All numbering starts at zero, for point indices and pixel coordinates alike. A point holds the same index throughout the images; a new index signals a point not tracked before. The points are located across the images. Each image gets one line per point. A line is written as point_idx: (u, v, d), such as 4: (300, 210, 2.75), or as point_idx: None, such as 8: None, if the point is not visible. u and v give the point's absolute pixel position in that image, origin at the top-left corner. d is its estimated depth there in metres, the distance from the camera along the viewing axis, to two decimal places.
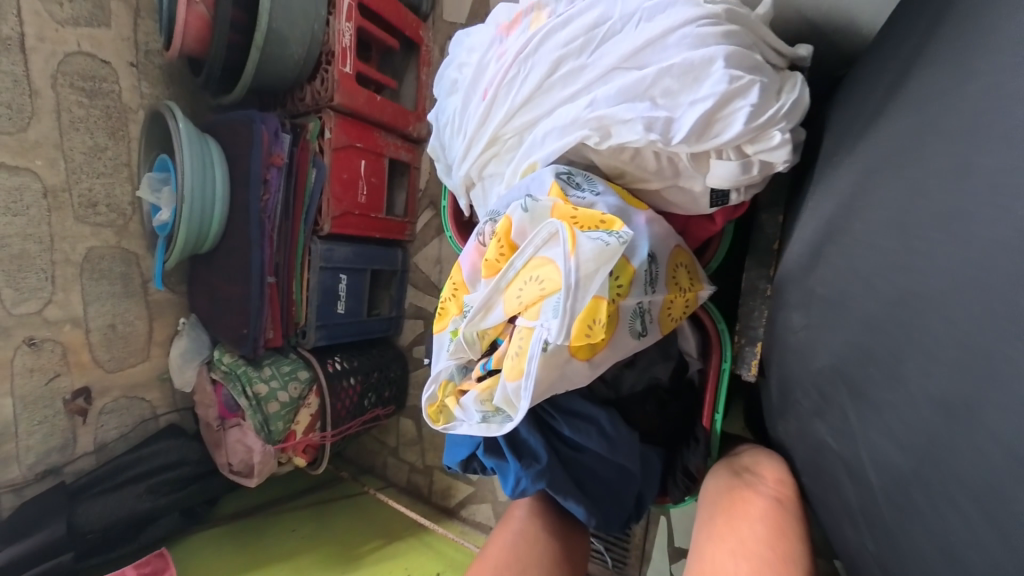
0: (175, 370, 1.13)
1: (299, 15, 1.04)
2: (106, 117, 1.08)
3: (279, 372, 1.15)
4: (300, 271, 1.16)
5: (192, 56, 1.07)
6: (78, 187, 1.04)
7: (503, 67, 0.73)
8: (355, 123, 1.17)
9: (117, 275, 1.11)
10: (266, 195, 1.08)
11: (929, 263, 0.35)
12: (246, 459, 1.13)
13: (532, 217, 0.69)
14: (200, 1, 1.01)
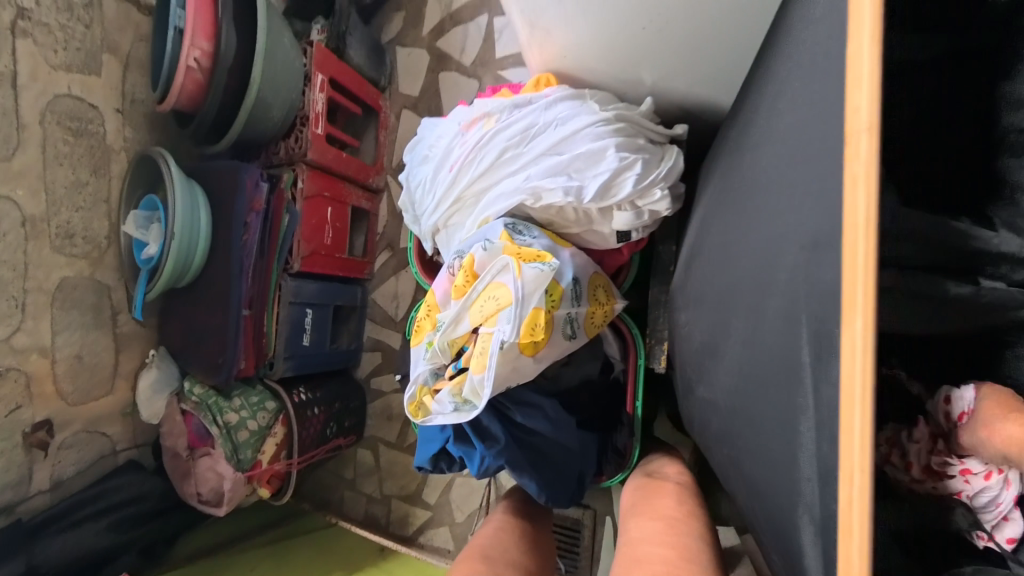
0: (144, 402, 1.13)
1: (283, 83, 1.14)
2: (91, 155, 1.11)
3: (249, 401, 1.18)
4: (271, 304, 1.18)
5: (183, 110, 1.14)
6: (57, 219, 1.06)
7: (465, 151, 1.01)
8: (325, 174, 1.24)
9: (89, 305, 1.11)
10: (246, 237, 1.14)
11: (762, 244, 0.60)
12: (216, 487, 1.15)
13: (490, 254, 0.93)
14: (199, 68, 1.09)
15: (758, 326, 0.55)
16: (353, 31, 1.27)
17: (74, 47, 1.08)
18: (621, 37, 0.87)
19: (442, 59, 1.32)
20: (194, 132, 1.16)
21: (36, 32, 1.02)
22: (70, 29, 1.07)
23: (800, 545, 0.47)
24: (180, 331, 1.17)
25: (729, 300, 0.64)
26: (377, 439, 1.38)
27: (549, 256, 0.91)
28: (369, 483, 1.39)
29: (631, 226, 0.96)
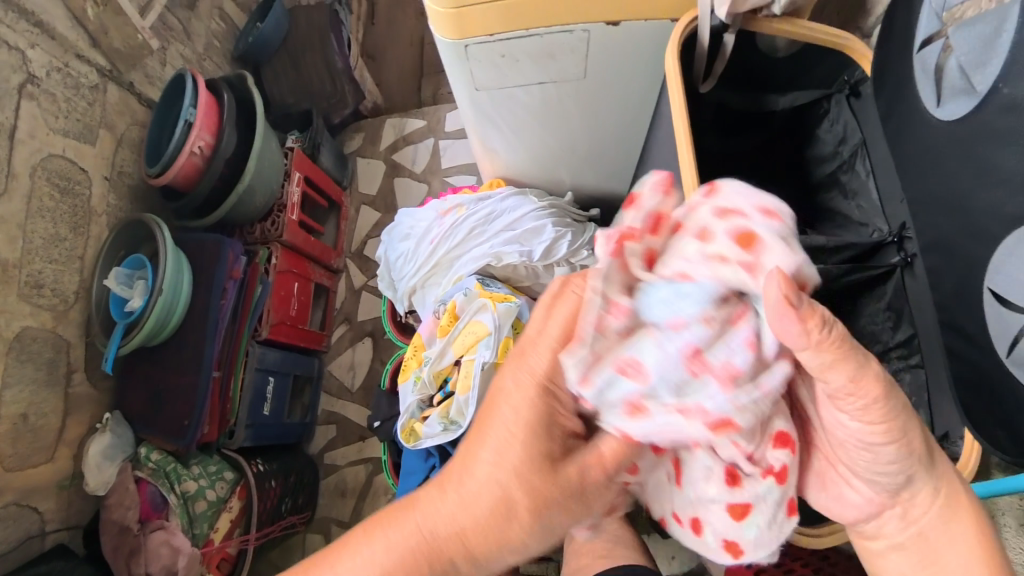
0: (93, 470, 1.02)
1: (272, 166, 1.18)
2: (73, 214, 1.10)
3: (208, 470, 1.10)
4: (239, 369, 1.14)
5: (172, 189, 1.15)
6: (28, 268, 1.02)
7: (441, 226, 1.03)
8: (296, 253, 1.25)
9: (44, 361, 1.02)
10: (223, 301, 1.12)
11: None
12: (168, 565, 0.98)
13: (469, 297, 0.93)
14: (199, 154, 1.12)
15: None
16: (325, 138, 1.27)
17: (74, 118, 1.10)
18: (574, 146, 1.03)
19: (396, 168, 1.31)
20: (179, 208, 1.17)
21: (40, 98, 1.04)
22: (73, 103, 1.10)
23: None
24: (142, 397, 1.09)
25: None
26: (329, 519, 1.24)
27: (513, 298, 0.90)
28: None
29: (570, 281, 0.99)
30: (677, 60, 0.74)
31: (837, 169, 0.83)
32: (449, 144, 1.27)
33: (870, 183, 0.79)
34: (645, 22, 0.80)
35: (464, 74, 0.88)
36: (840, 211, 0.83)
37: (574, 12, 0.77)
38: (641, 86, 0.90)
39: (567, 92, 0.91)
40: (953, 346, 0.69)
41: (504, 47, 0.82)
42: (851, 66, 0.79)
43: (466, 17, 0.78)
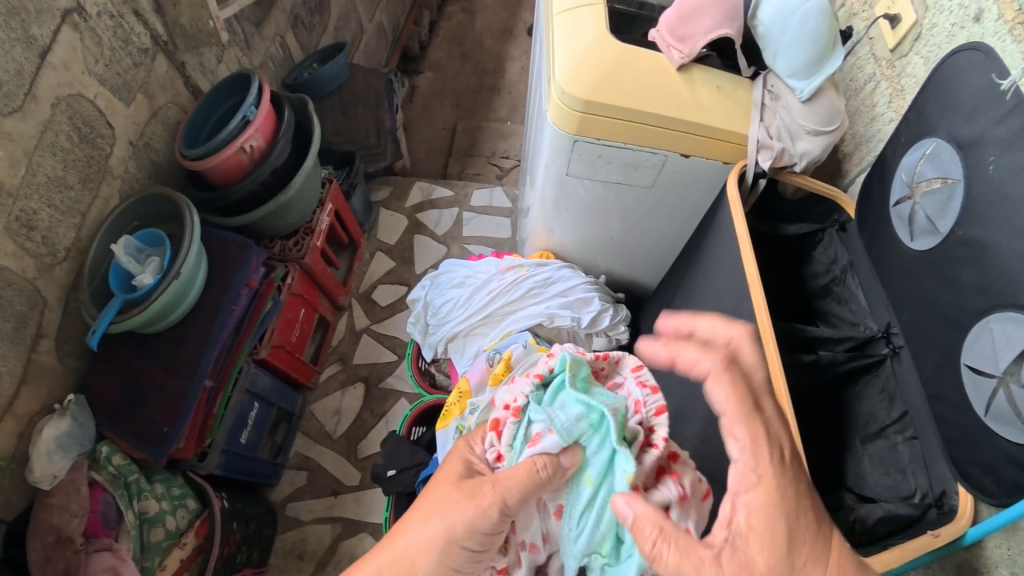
0: (41, 457, 0.90)
1: (305, 187, 1.22)
2: (85, 164, 1.08)
3: (172, 493, 0.99)
4: (228, 384, 1.08)
5: (205, 177, 1.15)
6: (21, 204, 0.97)
7: (504, 279, 1.04)
8: (309, 280, 1.28)
9: (15, 313, 0.97)
10: (234, 308, 1.09)
11: (701, 310, 1.01)
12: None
13: (527, 351, 0.96)
14: (245, 153, 1.14)
15: (739, 318, 0.88)
16: (359, 184, 1.39)
17: (115, 69, 1.11)
18: (614, 239, 1.19)
19: (417, 227, 1.49)
20: (208, 203, 1.17)
21: (85, 33, 1.04)
22: (117, 54, 1.11)
23: None
24: (114, 391, 1.00)
25: (701, 349, 0.98)
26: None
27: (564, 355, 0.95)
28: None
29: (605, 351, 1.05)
30: (739, 184, 0.94)
31: (829, 283, 1.04)
32: (471, 217, 1.49)
33: (859, 292, 0.99)
34: (707, 159, 1.00)
35: (561, 161, 1.02)
36: (831, 312, 1.03)
37: (663, 140, 0.96)
38: (687, 206, 1.09)
39: (627, 195, 1.08)
40: (939, 412, 0.80)
41: (606, 149, 0.98)
42: (837, 210, 1.07)
43: (591, 122, 0.93)
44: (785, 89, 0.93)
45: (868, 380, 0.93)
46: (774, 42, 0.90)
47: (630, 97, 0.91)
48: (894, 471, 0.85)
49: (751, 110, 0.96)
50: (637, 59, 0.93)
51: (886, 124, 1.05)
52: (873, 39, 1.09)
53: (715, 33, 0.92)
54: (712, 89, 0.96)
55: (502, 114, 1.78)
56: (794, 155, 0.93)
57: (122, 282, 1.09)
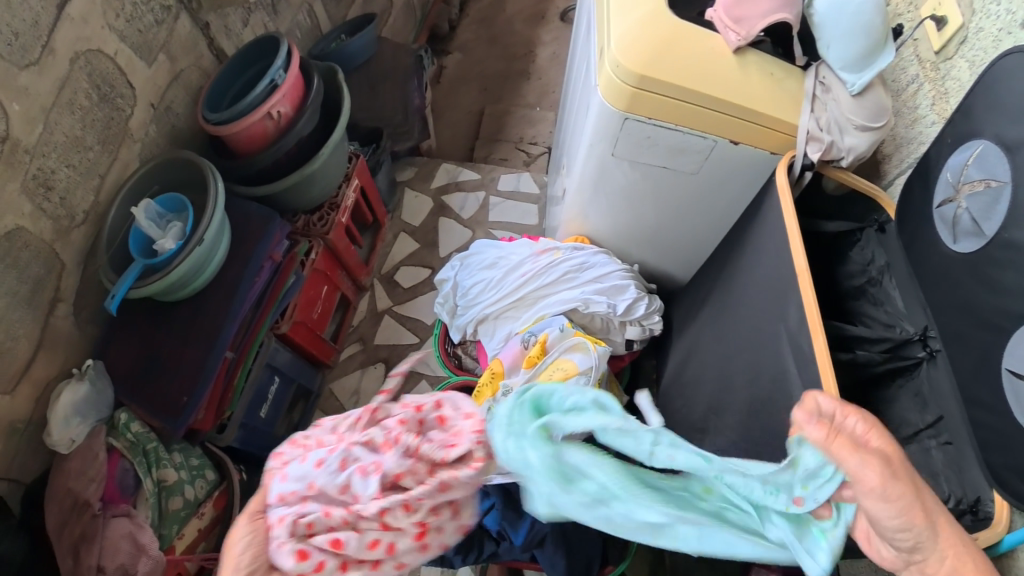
0: (59, 422, 0.90)
1: (332, 162, 1.19)
2: (105, 125, 1.05)
3: (188, 463, 1.01)
4: (248, 357, 1.06)
5: (231, 145, 1.13)
6: (38, 162, 0.95)
7: (537, 262, 1.03)
8: (332, 257, 1.25)
9: (31, 276, 0.95)
10: (256, 280, 1.07)
11: (737, 304, 1.00)
12: (125, 565, 0.86)
13: (562, 335, 0.95)
14: (273, 120, 1.12)
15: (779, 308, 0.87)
16: (385, 162, 1.37)
17: (135, 27, 1.07)
18: (650, 230, 1.17)
19: (442, 210, 1.46)
20: (235, 169, 1.15)
21: None
22: (139, 11, 1.08)
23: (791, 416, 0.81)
24: (133, 358, 0.99)
25: (737, 345, 0.96)
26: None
27: (601, 342, 0.94)
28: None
29: (638, 340, 1.03)
30: (788, 175, 0.92)
31: (864, 283, 1.02)
32: (497, 202, 1.46)
33: (896, 293, 0.97)
34: (753, 148, 0.98)
35: (606, 140, 1.00)
36: (866, 313, 1.00)
37: (710, 124, 0.94)
38: (727, 198, 1.07)
39: (668, 181, 1.06)
40: (978, 417, 0.76)
41: (653, 130, 0.97)
42: (878, 211, 1.03)
43: (640, 98, 0.92)
44: (837, 82, 0.92)
45: (901, 384, 0.90)
46: (827, 32, 0.90)
47: (678, 80, 0.90)
48: (927, 475, 0.83)
49: (802, 101, 0.95)
50: (690, 38, 0.92)
51: (927, 127, 1.03)
52: (917, 41, 1.07)
53: (771, 19, 0.91)
54: (763, 75, 0.94)
55: (531, 100, 1.70)
56: (841, 149, 0.92)
57: (142, 247, 1.07)
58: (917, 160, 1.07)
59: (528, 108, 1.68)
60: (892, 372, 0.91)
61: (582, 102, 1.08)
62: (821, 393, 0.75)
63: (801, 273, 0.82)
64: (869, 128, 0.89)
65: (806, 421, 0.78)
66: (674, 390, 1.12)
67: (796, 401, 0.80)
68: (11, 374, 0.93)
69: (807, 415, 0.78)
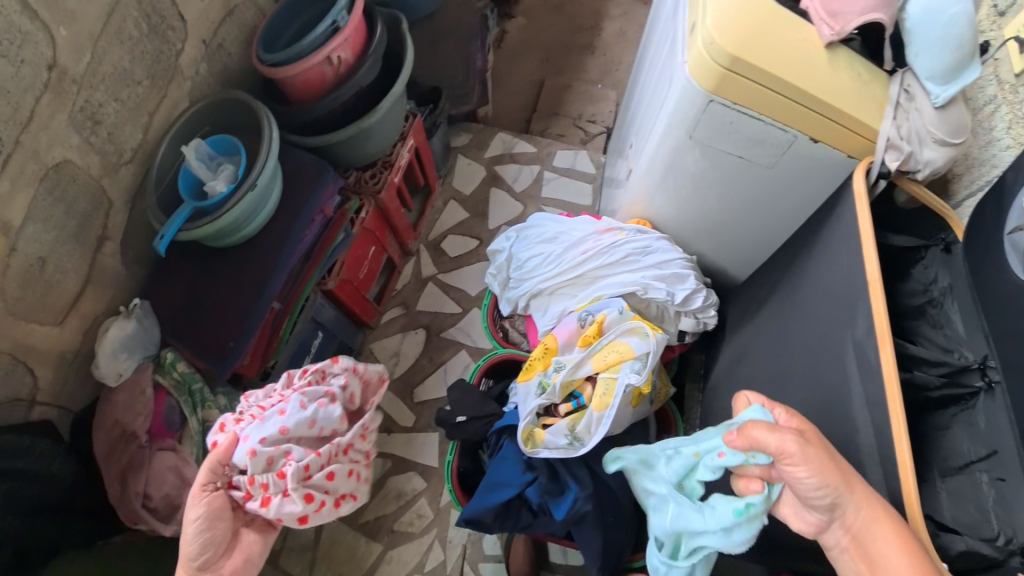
0: (107, 356, 0.95)
1: (388, 121, 1.15)
2: (155, 59, 1.04)
3: (231, 405, 1.08)
4: (295, 311, 1.08)
5: (288, 90, 1.09)
6: (85, 94, 0.94)
7: (599, 241, 1.01)
8: (381, 217, 1.23)
9: (79, 211, 0.97)
10: (307, 234, 1.06)
11: (794, 310, 0.98)
12: (170, 494, 0.98)
13: (618, 319, 0.94)
14: (331, 66, 1.06)
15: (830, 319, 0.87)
16: (441, 125, 1.33)
17: None
18: (713, 221, 1.12)
19: (495, 179, 1.44)
20: (286, 116, 1.11)
21: None
22: None
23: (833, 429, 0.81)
24: (179, 300, 1.01)
25: (792, 352, 0.95)
26: None
27: (661, 329, 0.92)
28: (296, 563, 1.17)
29: (690, 332, 1.01)
30: (868, 181, 0.87)
31: (924, 303, 0.97)
32: (552, 177, 1.43)
33: (956, 317, 0.92)
34: (831, 149, 0.93)
35: (684, 122, 0.96)
36: (922, 334, 0.96)
37: (795, 118, 0.90)
38: (798, 200, 1.02)
39: (741, 174, 1.01)
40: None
41: (737, 116, 0.92)
42: (945, 229, 0.98)
43: (728, 81, 0.88)
44: (921, 92, 0.86)
45: (955, 411, 0.86)
46: (919, 40, 0.84)
47: (775, 68, 0.85)
48: (974, 509, 0.79)
49: (885, 106, 0.89)
50: (785, 25, 0.87)
51: (1000, 152, 0.95)
52: (998, 61, 0.96)
53: (870, 16, 0.83)
54: (853, 76, 0.88)
55: (593, 76, 1.61)
56: (918, 161, 0.87)
57: (191, 187, 1.05)
58: (990, 183, 0.98)
59: (589, 84, 1.60)
60: (949, 399, 0.87)
61: (662, 82, 1.04)
62: (884, 404, 0.73)
63: (872, 284, 0.78)
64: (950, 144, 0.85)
65: (866, 431, 0.76)
66: (721, 387, 1.11)
67: (857, 410, 0.79)
68: (62, 307, 0.97)
69: (868, 425, 0.76)
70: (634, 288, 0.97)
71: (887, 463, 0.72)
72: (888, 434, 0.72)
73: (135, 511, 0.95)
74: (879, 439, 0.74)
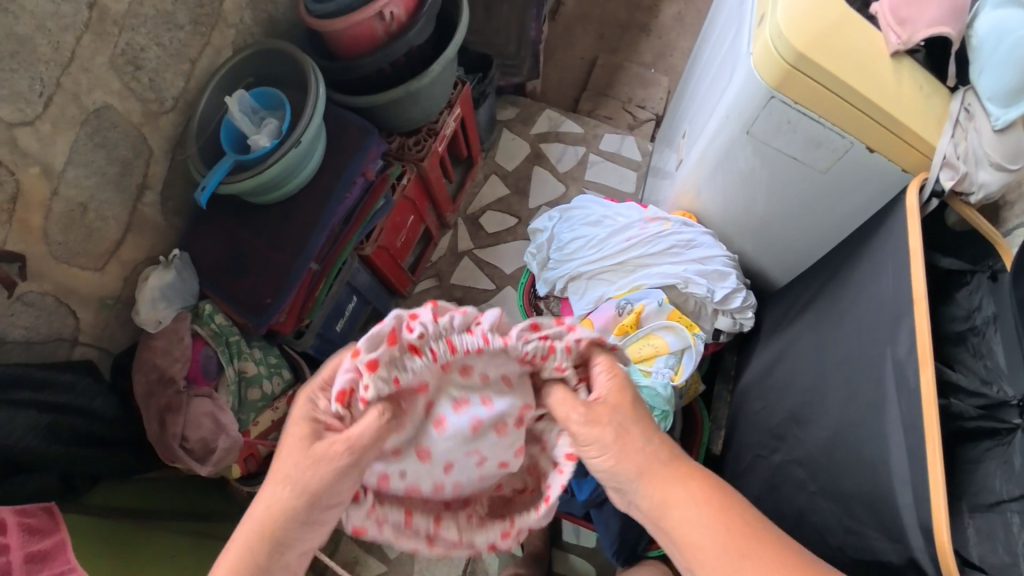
0: (146, 303, 0.97)
1: (437, 90, 1.12)
2: (198, 4, 1.02)
3: (267, 359, 1.08)
4: (331, 274, 1.08)
5: (337, 46, 1.06)
6: (126, 37, 0.93)
7: (643, 229, 0.98)
8: (423, 186, 1.22)
9: (121, 157, 0.98)
10: (348, 197, 1.05)
11: (824, 319, 0.96)
12: (207, 438, 0.96)
13: (659, 312, 0.91)
14: (380, 24, 1.02)
15: (857, 334, 0.87)
16: (489, 95, 1.30)
17: None
18: (758, 224, 1.07)
19: (538, 157, 1.42)
20: (336, 74, 1.08)
21: None
22: None
23: (849, 443, 0.83)
24: (218, 254, 1.03)
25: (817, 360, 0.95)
26: None
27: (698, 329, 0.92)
28: None
29: (725, 332, 0.99)
30: (921, 199, 0.83)
31: (967, 330, 0.96)
32: (597, 161, 1.41)
33: (998, 348, 0.91)
34: (887, 161, 0.88)
35: (740, 117, 0.90)
36: (963, 363, 0.95)
37: (857, 124, 0.84)
38: (849, 211, 0.98)
39: (796, 176, 0.96)
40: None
41: (797, 115, 0.86)
42: (994, 255, 0.95)
43: (792, 79, 0.82)
44: (981, 112, 0.83)
45: (990, 445, 0.87)
46: (985, 57, 0.82)
47: (845, 72, 0.80)
48: (1003, 550, 0.80)
49: (943, 123, 0.86)
50: (854, 27, 0.81)
51: None
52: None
53: (938, 29, 0.80)
54: (914, 88, 0.84)
55: (647, 59, 1.57)
56: (972, 182, 0.84)
57: (235, 142, 1.02)
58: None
59: (641, 68, 1.55)
60: (984, 432, 0.88)
61: (721, 70, 0.98)
62: (921, 427, 0.71)
63: (917, 300, 0.77)
64: (1007, 169, 0.81)
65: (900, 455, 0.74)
66: (754, 391, 1.07)
67: (892, 431, 0.76)
68: (103, 252, 1.00)
69: (901, 447, 0.74)
70: (675, 280, 0.94)
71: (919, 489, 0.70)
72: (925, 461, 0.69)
73: (172, 450, 0.94)
74: (913, 463, 0.71)
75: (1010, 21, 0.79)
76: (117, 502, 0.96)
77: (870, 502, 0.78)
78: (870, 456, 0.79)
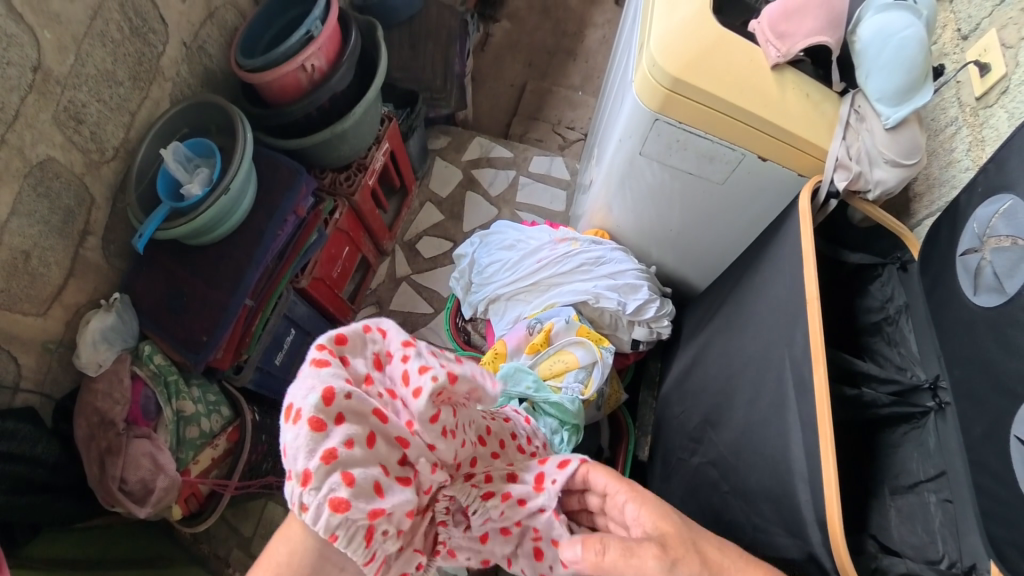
0: (88, 347, 1.00)
1: (366, 125, 1.18)
2: (136, 62, 1.09)
3: (206, 395, 1.11)
4: (267, 306, 1.13)
5: (261, 95, 1.11)
6: (68, 96, 0.99)
7: (555, 251, 1.05)
8: (357, 218, 1.29)
9: (62, 206, 1.02)
10: (279, 233, 1.10)
11: (735, 324, 0.99)
12: (145, 478, 1.00)
13: (569, 327, 0.98)
14: (304, 75, 1.08)
15: (759, 334, 0.90)
16: (419, 127, 1.39)
17: None
18: (673, 235, 1.11)
19: (471, 183, 1.49)
20: (266, 120, 1.13)
21: None
22: None
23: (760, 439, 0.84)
24: (157, 295, 1.07)
25: (728, 361, 0.97)
26: None
27: (606, 342, 0.99)
28: None
29: (643, 342, 1.05)
30: (812, 202, 0.86)
31: (881, 320, 0.97)
32: (527, 183, 1.48)
33: (909, 335, 0.92)
34: (781, 167, 0.92)
35: (634, 137, 0.95)
36: (878, 352, 0.96)
37: (743, 137, 0.88)
38: (745, 221, 1.03)
39: (695, 188, 1.00)
40: (979, 481, 0.73)
41: (686, 134, 0.91)
42: (901, 247, 0.97)
43: (675, 100, 0.86)
44: (871, 113, 0.86)
45: (906, 430, 0.86)
46: (869, 61, 0.84)
47: (727, 89, 0.84)
48: (922, 530, 0.79)
49: (835, 126, 0.89)
50: (731, 47, 0.86)
51: (961, 173, 0.93)
52: (960, 83, 0.94)
53: (814, 39, 0.85)
54: (801, 97, 0.88)
55: (574, 82, 1.65)
56: (868, 181, 0.88)
57: (168, 188, 1.07)
58: (946, 206, 0.96)
59: (570, 91, 1.63)
60: (900, 417, 0.87)
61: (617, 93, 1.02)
62: (815, 422, 0.72)
63: (810, 300, 0.78)
64: (901, 165, 0.85)
65: (798, 452, 0.74)
66: (674, 395, 1.11)
67: (792, 428, 0.77)
68: (44, 297, 1.02)
69: (804, 439, 0.74)
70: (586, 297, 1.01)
71: (816, 483, 0.71)
72: (818, 452, 0.70)
73: (112, 493, 0.99)
74: (808, 454, 0.73)
75: (894, 24, 0.81)
76: (55, 551, 0.98)
77: (775, 498, 0.78)
78: (774, 452, 0.80)
